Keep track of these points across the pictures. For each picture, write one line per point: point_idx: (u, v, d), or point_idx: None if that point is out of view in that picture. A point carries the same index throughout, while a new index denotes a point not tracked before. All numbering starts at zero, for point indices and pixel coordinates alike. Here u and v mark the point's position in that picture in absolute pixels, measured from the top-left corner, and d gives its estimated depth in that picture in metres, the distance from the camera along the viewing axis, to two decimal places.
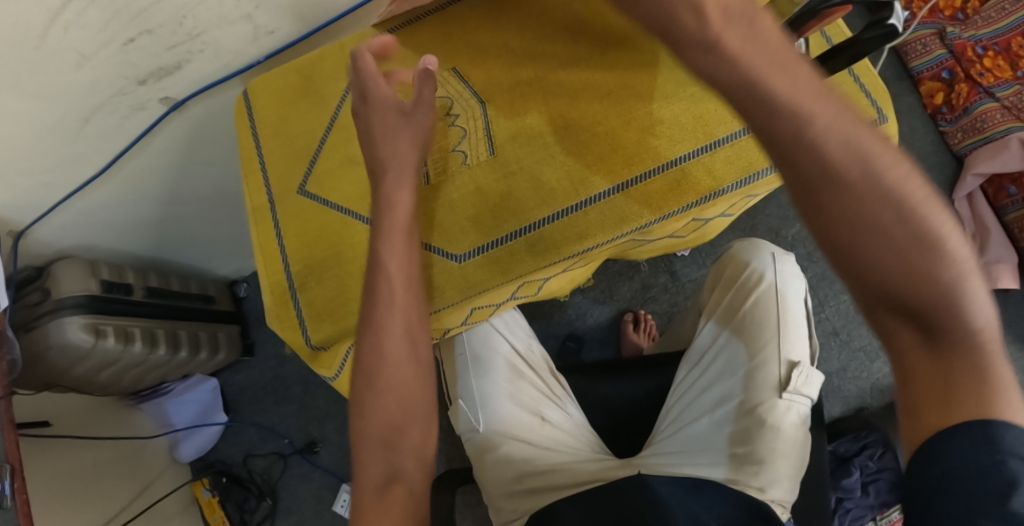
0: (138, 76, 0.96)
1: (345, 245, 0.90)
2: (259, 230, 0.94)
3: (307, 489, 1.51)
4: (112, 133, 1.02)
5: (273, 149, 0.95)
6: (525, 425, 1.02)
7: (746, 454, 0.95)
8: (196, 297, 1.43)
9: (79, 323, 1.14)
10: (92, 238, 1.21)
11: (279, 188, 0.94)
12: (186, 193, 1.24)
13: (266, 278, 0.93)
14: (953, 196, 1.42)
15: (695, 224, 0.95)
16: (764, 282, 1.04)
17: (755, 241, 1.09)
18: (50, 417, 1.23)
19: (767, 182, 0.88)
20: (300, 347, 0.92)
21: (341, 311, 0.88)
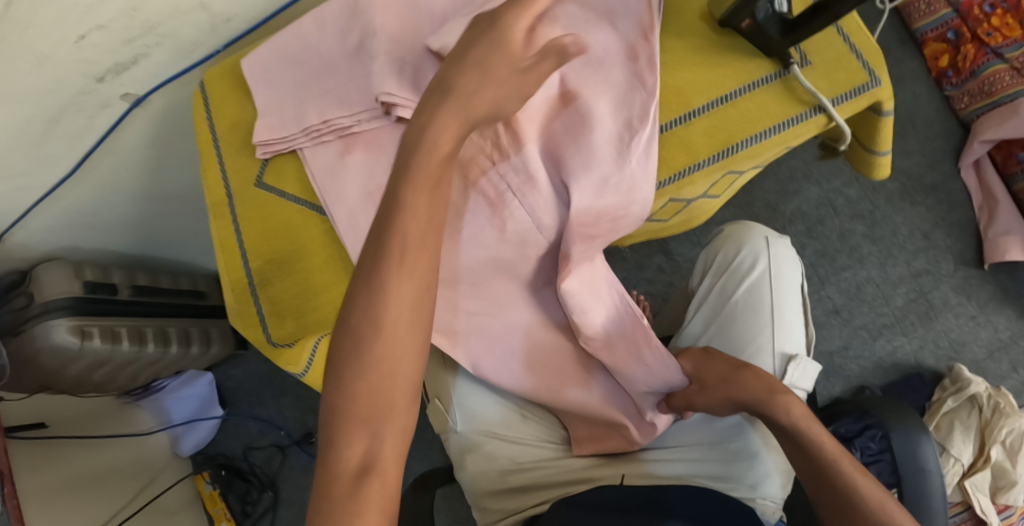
0: (96, 73, 0.93)
1: (306, 237, 0.96)
2: (217, 225, 0.99)
3: (308, 479, 1.50)
4: (80, 133, 1.00)
5: (229, 138, 0.99)
6: (507, 422, 1.01)
7: (738, 448, 0.94)
8: (188, 293, 1.40)
9: (66, 325, 1.15)
10: (75, 238, 1.20)
11: (236, 180, 0.99)
12: (166, 189, 1.22)
13: (227, 278, 0.99)
14: (960, 164, 1.36)
15: (675, 204, 0.92)
16: (759, 267, 1.00)
17: (748, 223, 1.03)
18: (47, 418, 1.25)
19: (749, 155, 0.86)
20: (261, 345, 0.98)
21: (302, 306, 0.96)
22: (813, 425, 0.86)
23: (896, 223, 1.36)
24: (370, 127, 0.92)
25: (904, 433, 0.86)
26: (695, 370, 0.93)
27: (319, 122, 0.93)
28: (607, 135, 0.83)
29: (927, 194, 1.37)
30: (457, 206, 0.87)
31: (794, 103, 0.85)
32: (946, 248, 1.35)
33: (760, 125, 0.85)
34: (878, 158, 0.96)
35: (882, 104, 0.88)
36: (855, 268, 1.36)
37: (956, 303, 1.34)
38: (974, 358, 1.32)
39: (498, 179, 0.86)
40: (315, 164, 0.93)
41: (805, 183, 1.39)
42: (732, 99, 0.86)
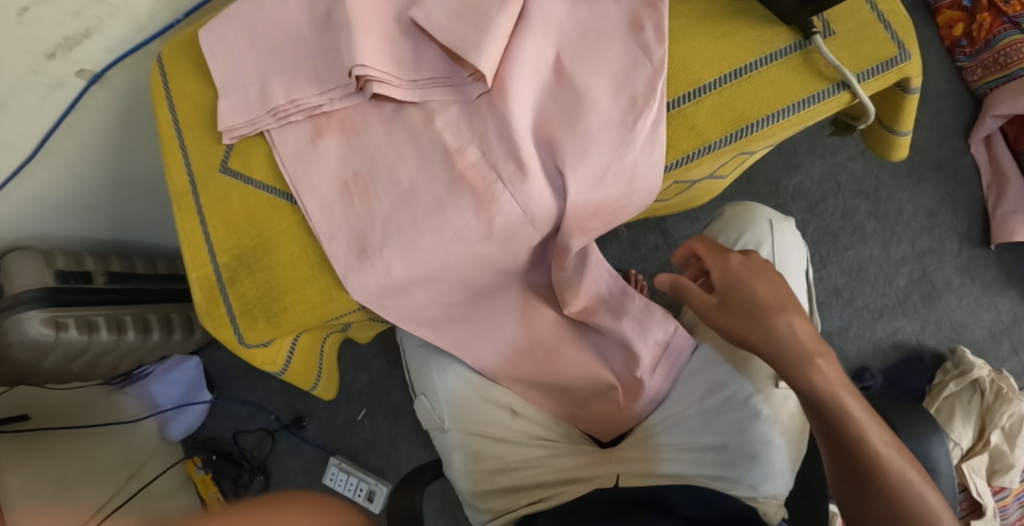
0: (45, 49, 0.85)
1: (274, 233, 0.83)
2: (180, 217, 0.86)
3: (298, 463, 1.48)
4: (33, 116, 0.91)
5: (191, 121, 0.87)
6: (495, 420, 0.93)
7: (736, 449, 0.84)
8: (169, 277, 1.30)
9: (39, 317, 1.06)
10: (47, 228, 1.11)
11: (199, 167, 0.86)
12: (131, 169, 1.11)
13: (192, 270, 0.85)
14: (970, 139, 1.31)
15: (678, 185, 0.83)
16: (760, 255, 0.89)
17: (751, 205, 0.89)
18: (30, 410, 1.20)
19: (765, 136, 0.77)
20: (234, 346, 0.86)
21: (273, 306, 0.84)
22: (844, 395, 0.75)
23: (901, 202, 1.32)
24: (344, 106, 0.81)
25: (917, 437, 0.78)
26: (728, 280, 0.80)
27: (286, 102, 0.81)
28: (606, 116, 0.74)
29: (935, 170, 1.32)
30: (439, 197, 0.77)
31: (814, 78, 0.75)
32: (951, 227, 1.31)
33: (776, 104, 0.75)
34: (897, 138, 0.82)
35: (910, 81, 0.76)
36: (857, 247, 1.32)
37: (959, 284, 1.31)
38: (975, 339, 1.29)
39: (486, 165, 0.77)
40: (284, 150, 0.82)
41: (808, 157, 1.34)
42: (746, 73, 0.76)
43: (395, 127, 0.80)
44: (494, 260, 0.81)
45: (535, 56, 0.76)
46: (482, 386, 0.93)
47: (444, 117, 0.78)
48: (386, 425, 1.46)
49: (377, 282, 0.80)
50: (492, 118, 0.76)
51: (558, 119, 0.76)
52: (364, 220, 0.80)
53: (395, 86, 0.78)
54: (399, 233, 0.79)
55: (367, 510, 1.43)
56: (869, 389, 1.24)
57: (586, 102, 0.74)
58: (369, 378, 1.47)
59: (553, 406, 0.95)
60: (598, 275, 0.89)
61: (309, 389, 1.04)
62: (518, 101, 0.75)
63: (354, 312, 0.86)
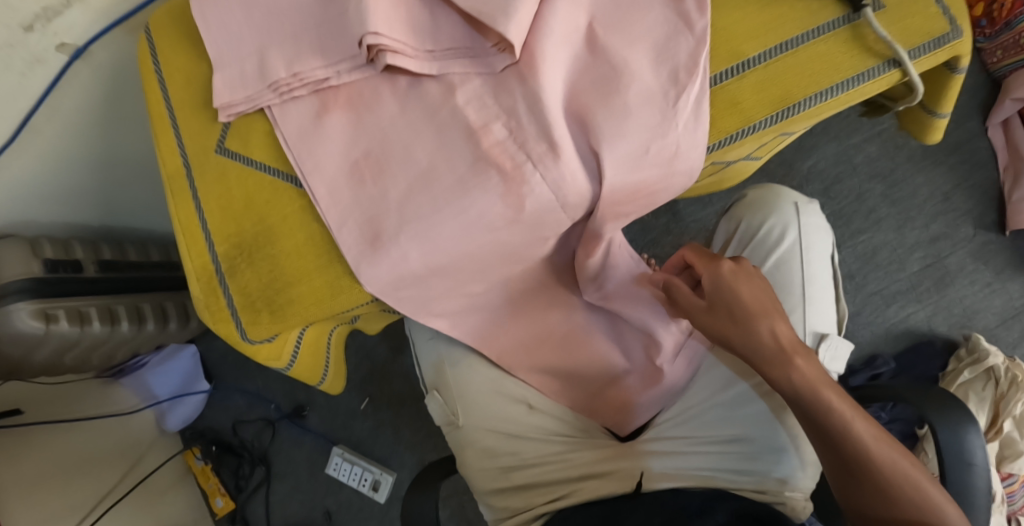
0: (21, 21, 0.73)
1: (275, 216, 0.71)
2: (175, 203, 0.75)
3: (300, 453, 1.45)
4: (12, 94, 0.79)
5: (183, 97, 0.75)
6: (508, 413, 0.85)
7: (764, 442, 0.77)
8: (160, 265, 1.21)
9: (28, 310, 0.98)
10: (27, 211, 0.99)
11: (193, 148, 0.75)
12: (123, 149, 1.00)
13: (189, 261, 0.75)
14: (987, 122, 1.28)
15: (713, 167, 0.74)
16: (787, 239, 0.81)
17: (775, 187, 0.84)
18: (22, 403, 1.14)
19: (807, 116, 0.68)
20: (236, 341, 0.76)
21: (277, 298, 0.72)
22: (825, 390, 0.69)
23: (916, 185, 1.30)
24: (352, 79, 0.68)
25: (948, 425, 0.71)
26: (717, 284, 0.71)
27: (288, 75, 0.68)
28: (647, 91, 0.63)
29: (950, 153, 1.30)
30: (460, 178, 0.65)
31: (862, 53, 0.66)
32: (966, 211, 1.29)
33: (824, 81, 0.66)
34: (934, 121, 0.75)
35: (959, 61, 0.68)
36: (871, 231, 1.30)
37: (972, 269, 1.28)
38: (987, 326, 1.27)
39: (514, 145, 0.64)
40: (286, 129, 0.70)
41: (823, 138, 1.31)
42: (791, 47, 0.67)
43: (410, 100, 0.67)
44: (516, 251, 0.70)
45: (566, 22, 0.64)
46: (496, 378, 0.86)
47: (465, 89, 0.66)
48: (388, 414, 1.42)
49: (392, 272, 0.68)
50: (521, 91, 0.64)
51: (592, 93, 0.64)
52: (375, 209, 0.67)
53: (411, 57, 0.65)
54: (418, 219, 0.66)
55: (371, 501, 1.41)
56: (880, 376, 1.22)
57: (622, 75, 0.63)
58: (370, 366, 1.44)
59: (570, 397, 0.86)
60: (624, 259, 0.78)
61: (316, 384, 0.92)
62: (551, 73, 0.63)
63: (366, 304, 0.74)
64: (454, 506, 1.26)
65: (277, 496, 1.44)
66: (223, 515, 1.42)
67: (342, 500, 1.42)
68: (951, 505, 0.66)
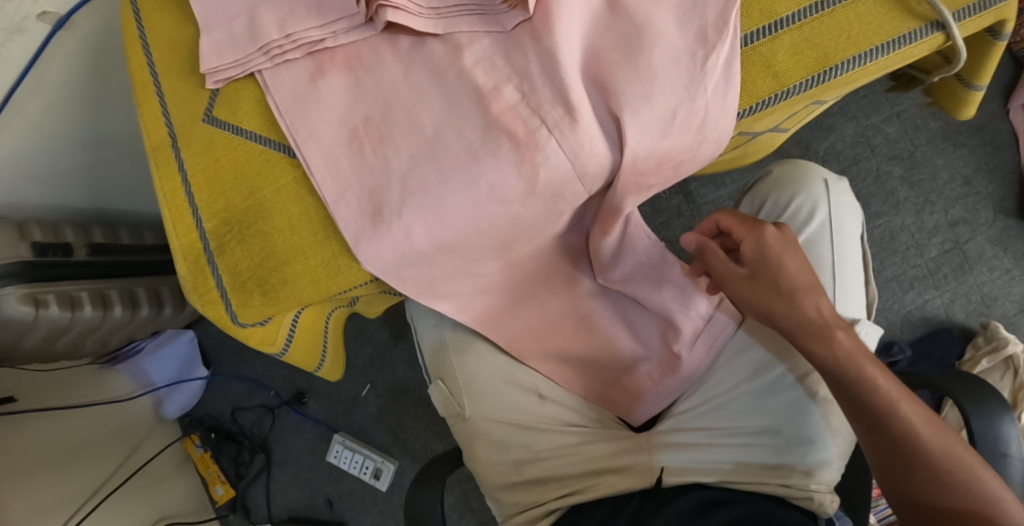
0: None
1: (269, 190, 0.67)
2: (159, 177, 0.70)
3: (300, 441, 1.42)
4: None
5: (168, 63, 0.71)
6: (520, 404, 0.81)
7: (793, 433, 0.73)
8: (155, 248, 1.18)
9: (16, 295, 0.94)
10: (15, 193, 0.95)
11: (180, 118, 0.70)
12: (112, 127, 0.96)
13: (175, 239, 0.70)
14: (1009, 104, 1.24)
15: (740, 138, 0.70)
16: (817, 217, 0.77)
17: (803, 162, 0.80)
18: (16, 391, 1.09)
19: (845, 81, 0.64)
20: (226, 326, 0.72)
21: (271, 279, 0.68)
22: (867, 365, 0.67)
23: (936, 166, 1.26)
24: (349, 41, 0.64)
25: (981, 414, 0.67)
26: (761, 254, 0.69)
27: (281, 36, 0.64)
28: (673, 52, 0.59)
29: (972, 135, 1.26)
30: (469, 146, 0.62)
31: (904, 15, 0.62)
32: (987, 195, 1.25)
33: (863, 44, 0.62)
34: (971, 94, 0.71)
35: (1005, 26, 0.64)
36: (889, 215, 1.26)
37: (992, 255, 1.24)
38: (1005, 314, 1.23)
39: (527, 109, 0.61)
40: (279, 94, 0.65)
41: (841, 118, 1.28)
42: (827, 7, 0.63)
43: (414, 63, 0.63)
44: (527, 226, 0.67)
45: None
46: (506, 367, 0.82)
47: (473, 49, 0.62)
48: (390, 401, 1.39)
49: (394, 250, 0.65)
50: (535, 52, 0.60)
51: (615, 54, 0.60)
52: (374, 179, 0.64)
53: (414, 14, 0.61)
54: (422, 190, 0.63)
55: (373, 489, 1.38)
56: (897, 364, 1.18)
57: (646, 34, 0.59)
58: (372, 351, 1.40)
59: (582, 385, 0.83)
60: (639, 238, 0.74)
61: (313, 371, 0.88)
62: (564, 32, 0.59)
63: (365, 284, 0.70)
64: (457, 494, 1.23)
65: (277, 484, 1.42)
66: (225, 502, 1.40)
67: (344, 489, 1.39)
68: (1010, 494, 0.62)
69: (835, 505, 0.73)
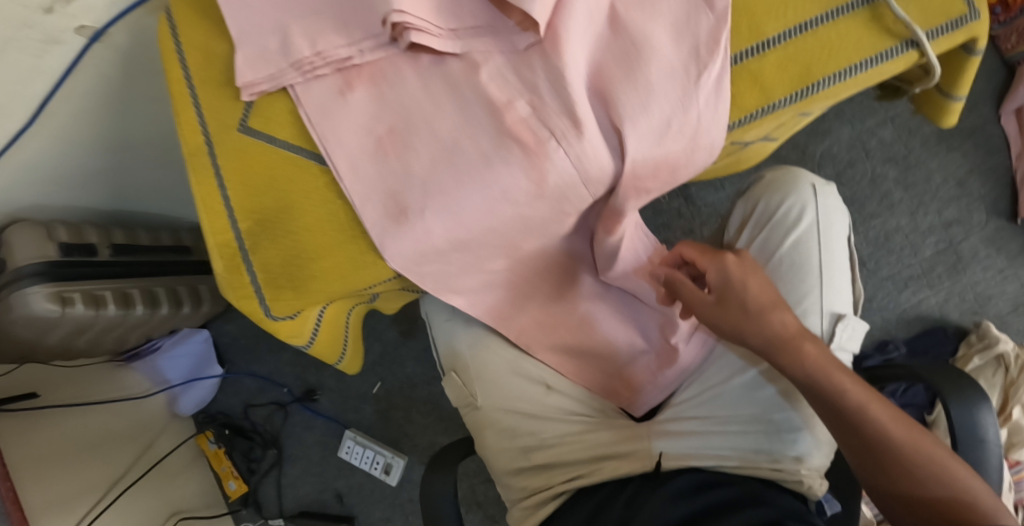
0: (41, 3, 0.73)
1: (300, 194, 0.71)
2: (197, 182, 0.73)
3: (311, 436, 1.46)
4: (27, 76, 0.79)
5: (201, 73, 0.72)
6: (528, 394, 0.85)
7: (783, 421, 0.77)
8: (171, 249, 1.21)
9: (44, 293, 0.99)
10: (42, 197, 1.00)
11: (214, 126, 0.72)
12: (135, 133, 1.00)
13: (211, 239, 0.74)
14: (1001, 109, 1.28)
15: (732, 147, 0.74)
16: (805, 219, 0.81)
17: (794, 168, 0.84)
18: (37, 386, 1.14)
19: (828, 96, 0.69)
20: (260, 315, 0.79)
21: (300, 274, 0.75)
22: (837, 374, 0.70)
23: (930, 169, 1.29)
24: (376, 58, 0.67)
25: (962, 402, 0.71)
26: (725, 279, 0.72)
27: (312, 54, 0.67)
28: (668, 67, 0.64)
29: (965, 138, 1.29)
30: (484, 152, 0.65)
31: (881, 35, 0.66)
32: (980, 197, 1.29)
33: (844, 61, 0.66)
34: (951, 104, 0.75)
35: (976, 43, 0.68)
36: (885, 216, 1.30)
37: (985, 256, 1.28)
38: (998, 312, 1.27)
39: (536, 121, 0.65)
40: (308, 106, 0.68)
41: (837, 123, 1.31)
42: (811, 27, 0.66)
43: (432, 77, 0.66)
44: (532, 226, 0.71)
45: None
46: (515, 358, 0.86)
47: (487, 65, 0.65)
48: (400, 397, 1.43)
49: (415, 247, 0.70)
50: (543, 67, 0.64)
51: (619, 69, 0.64)
52: (395, 182, 0.68)
53: (435, 35, 0.64)
54: (441, 193, 0.67)
55: (384, 483, 1.42)
56: (891, 361, 1.22)
57: (645, 50, 0.63)
58: (382, 349, 1.44)
59: (586, 376, 0.87)
60: (638, 238, 0.78)
61: (336, 364, 0.92)
62: (572, 50, 0.63)
63: (388, 281, 0.76)
64: (466, 488, 1.27)
65: (289, 478, 1.46)
66: (237, 497, 1.44)
67: (354, 483, 1.44)
68: (978, 481, 0.66)
69: (823, 489, 0.77)
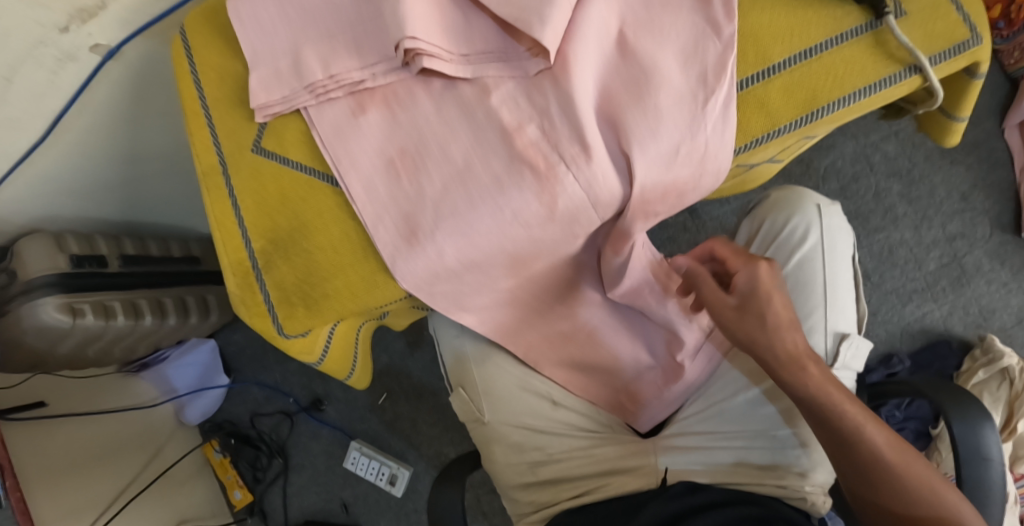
0: (57, 22, 0.75)
1: (312, 213, 0.72)
2: (210, 201, 0.76)
3: (317, 446, 1.46)
4: (44, 92, 0.81)
5: (217, 95, 0.76)
6: (534, 409, 0.86)
7: (786, 438, 0.79)
8: (180, 259, 1.22)
9: (54, 303, 1.00)
10: (54, 207, 1.01)
11: (229, 147, 0.75)
12: (146, 147, 1.01)
13: (225, 256, 0.76)
14: (1005, 123, 1.28)
15: (737, 169, 0.75)
16: (810, 239, 0.82)
17: (800, 188, 0.85)
18: (45, 395, 1.15)
19: (831, 120, 0.70)
20: (272, 334, 0.78)
21: (314, 293, 0.74)
22: (835, 392, 0.71)
23: (934, 183, 1.30)
24: (387, 81, 0.69)
25: (964, 420, 0.71)
26: (752, 286, 0.71)
27: (325, 77, 0.69)
28: (676, 93, 0.65)
29: (968, 153, 1.30)
30: (496, 176, 0.67)
31: (884, 61, 0.67)
32: (984, 211, 1.29)
33: (847, 86, 0.67)
34: (953, 125, 0.76)
35: (978, 67, 0.69)
36: (888, 230, 1.30)
37: (989, 269, 1.28)
38: (1003, 326, 1.27)
39: (547, 145, 0.66)
40: (322, 127, 0.71)
41: (840, 137, 1.32)
42: (816, 53, 0.68)
43: (445, 100, 0.68)
44: (541, 246, 0.72)
45: (601, 28, 0.65)
46: (522, 373, 0.87)
47: (499, 90, 0.67)
48: (405, 407, 1.44)
49: (427, 267, 0.71)
50: (554, 93, 0.66)
51: (628, 96, 0.65)
52: (409, 205, 0.69)
53: (447, 61, 0.66)
54: (454, 215, 0.68)
55: (388, 494, 1.43)
56: (896, 374, 1.22)
57: (654, 77, 0.65)
58: (388, 360, 1.45)
59: (593, 392, 0.87)
60: (646, 255, 0.78)
61: (345, 378, 0.93)
62: (582, 77, 0.65)
63: (399, 300, 0.77)
64: (471, 499, 1.27)
65: (295, 488, 1.46)
66: (243, 506, 1.43)
67: (359, 493, 1.44)
68: (968, 504, 0.68)
69: (827, 504, 0.78)
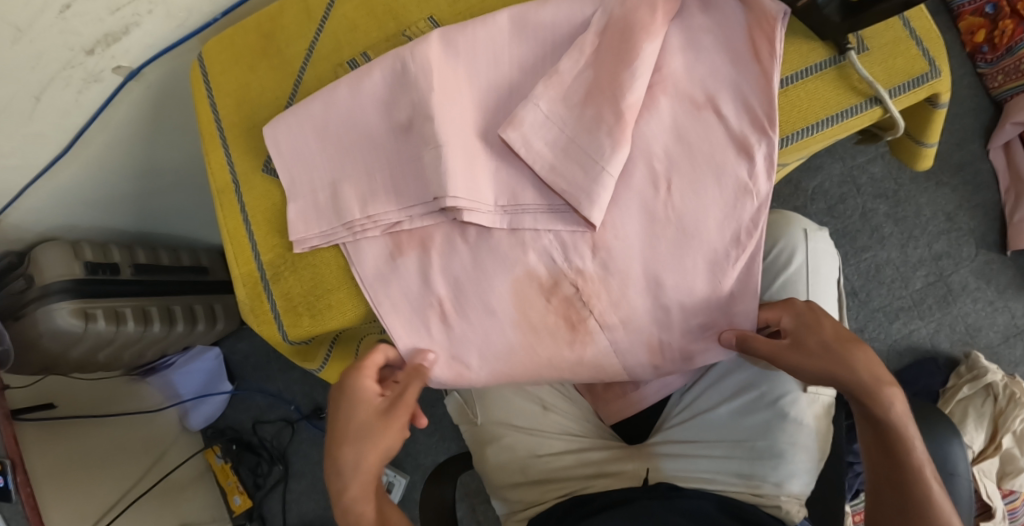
0: (84, 45, 0.79)
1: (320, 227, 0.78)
2: (223, 215, 0.81)
3: (317, 453, 1.49)
4: (68, 110, 0.86)
5: (233, 119, 0.81)
6: (525, 411, 0.90)
7: (765, 448, 0.82)
8: (188, 269, 1.26)
9: (68, 308, 1.03)
10: (70, 217, 1.06)
11: (242, 167, 0.81)
12: (161, 161, 1.06)
13: (236, 268, 0.80)
14: (989, 146, 1.32)
15: None
16: (795, 261, 0.85)
17: (786, 213, 0.89)
18: (54, 398, 1.18)
19: (798, 148, 0.74)
20: (278, 342, 0.81)
21: (319, 304, 0.78)
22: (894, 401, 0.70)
23: (920, 204, 1.33)
24: (423, 223, 0.76)
25: (933, 438, 0.75)
26: (797, 322, 0.74)
27: (363, 217, 0.75)
28: (713, 249, 0.73)
29: (954, 174, 1.34)
30: (532, 325, 0.77)
31: (847, 94, 0.72)
32: (969, 230, 1.32)
33: (812, 117, 0.72)
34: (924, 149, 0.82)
35: (938, 98, 0.74)
36: (875, 249, 1.33)
37: (975, 287, 1.31)
38: (989, 343, 1.30)
39: (580, 298, 0.76)
40: (364, 272, 0.77)
41: (828, 159, 1.36)
42: (783, 87, 0.72)
43: (481, 252, 0.76)
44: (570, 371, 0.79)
45: (639, 191, 0.73)
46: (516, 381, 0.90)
47: (535, 246, 0.75)
48: None
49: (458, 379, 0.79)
50: (591, 257, 0.75)
51: (664, 253, 0.74)
52: (450, 346, 0.78)
53: (485, 213, 0.73)
54: (491, 345, 0.77)
55: None
56: None
57: (691, 237, 0.73)
58: None
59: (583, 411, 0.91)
60: None
61: None
62: (621, 239, 0.74)
63: None
64: (465, 507, 1.30)
65: (293, 494, 1.49)
66: (241, 512, 1.46)
67: None
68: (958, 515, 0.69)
69: (801, 515, 0.81)
